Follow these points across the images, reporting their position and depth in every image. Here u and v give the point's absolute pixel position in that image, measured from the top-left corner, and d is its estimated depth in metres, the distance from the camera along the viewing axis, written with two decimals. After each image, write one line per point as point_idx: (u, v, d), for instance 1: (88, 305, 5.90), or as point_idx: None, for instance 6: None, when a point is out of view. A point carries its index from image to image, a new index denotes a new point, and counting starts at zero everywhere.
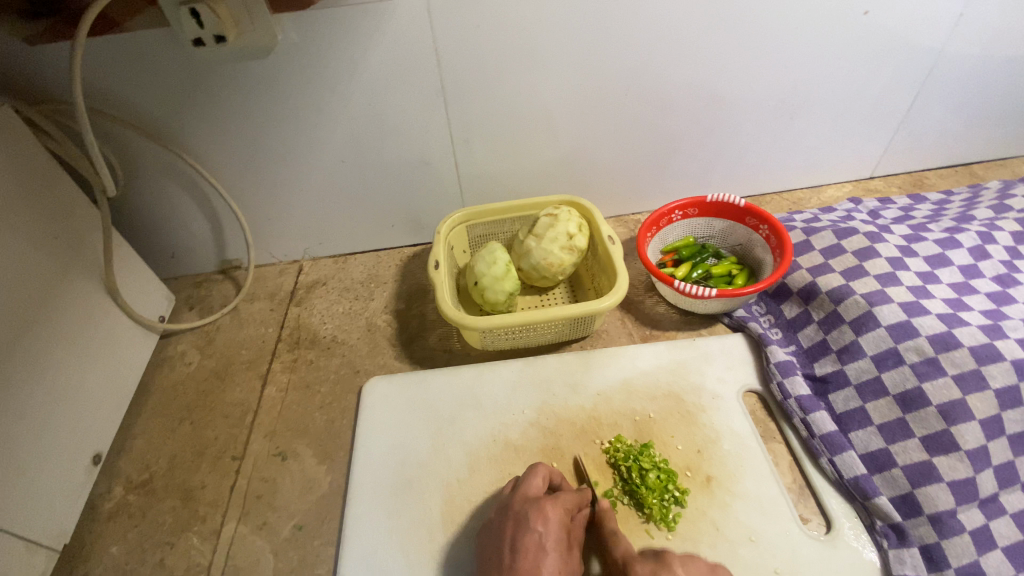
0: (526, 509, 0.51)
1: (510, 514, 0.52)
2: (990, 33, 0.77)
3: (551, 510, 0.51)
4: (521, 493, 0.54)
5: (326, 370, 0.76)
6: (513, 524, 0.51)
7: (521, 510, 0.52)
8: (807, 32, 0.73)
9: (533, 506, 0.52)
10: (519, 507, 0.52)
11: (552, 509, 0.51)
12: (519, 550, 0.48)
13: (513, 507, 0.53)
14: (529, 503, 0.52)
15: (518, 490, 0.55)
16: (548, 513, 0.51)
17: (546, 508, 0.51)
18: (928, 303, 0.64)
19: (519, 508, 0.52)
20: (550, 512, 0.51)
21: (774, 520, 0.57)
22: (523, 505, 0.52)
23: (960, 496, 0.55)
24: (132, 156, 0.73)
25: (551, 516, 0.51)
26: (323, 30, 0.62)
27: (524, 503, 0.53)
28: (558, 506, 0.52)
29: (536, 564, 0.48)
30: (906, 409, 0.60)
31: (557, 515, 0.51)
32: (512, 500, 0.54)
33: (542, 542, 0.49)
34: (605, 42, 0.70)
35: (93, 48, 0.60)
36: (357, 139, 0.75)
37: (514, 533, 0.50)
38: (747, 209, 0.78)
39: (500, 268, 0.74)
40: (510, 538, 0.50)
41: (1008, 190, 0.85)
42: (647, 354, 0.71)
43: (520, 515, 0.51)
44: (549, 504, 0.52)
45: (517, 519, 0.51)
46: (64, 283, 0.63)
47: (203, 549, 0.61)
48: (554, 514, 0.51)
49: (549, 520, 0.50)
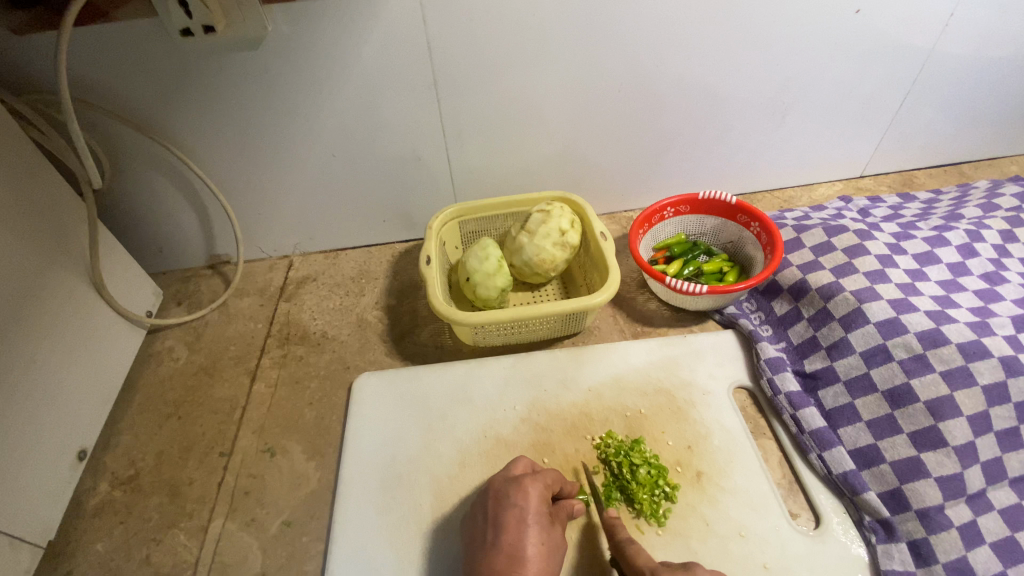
0: (506, 487, 0.52)
1: (492, 493, 0.53)
2: (979, 33, 0.78)
3: (531, 485, 0.52)
4: (502, 474, 0.55)
5: (317, 366, 0.75)
6: (494, 502, 0.52)
7: (501, 489, 0.52)
8: (798, 32, 0.73)
9: (513, 484, 0.52)
10: (500, 486, 0.53)
11: (532, 484, 0.52)
12: (502, 526, 0.50)
13: (494, 486, 0.54)
14: (509, 482, 0.53)
15: (499, 473, 0.55)
16: (528, 489, 0.52)
17: (526, 484, 0.52)
18: (917, 300, 0.65)
19: (500, 487, 0.53)
20: (530, 487, 0.52)
21: (764, 516, 0.57)
22: (503, 484, 0.53)
23: (947, 491, 0.55)
24: (120, 149, 0.72)
25: (531, 491, 0.52)
26: (314, 22, 0.62)
27: (504, 482, 0.53)
28: (538, 481, 0.53)
29: (519, 538, 0.49)
30: (895, 406, 0.60)
31: (536, 489, 0.52)
32: (494, 481, 0.54)
33: (524, 516, 0.50)
34: (598, 38, 0.69)
35: (80, 37, 0.59)
36: (348, 134, 0.75)
37: (496, 511, 0.51)
38: (739, 207, 0.78)
39: (492, 264, 0.74)
40: (493, 515, 0.51)
41: (996, 190, 0.86)
42: (638, 350, 0.71)
43: (500, 494, 0.52)
44: (528, 480, 0.53)
45: (498, 497, 0.52)
46: (49, 277, 0.62)
47: (190, 545, 0.60)
48: (533, 489, 0.52)
49: (529, 495, 0.51)
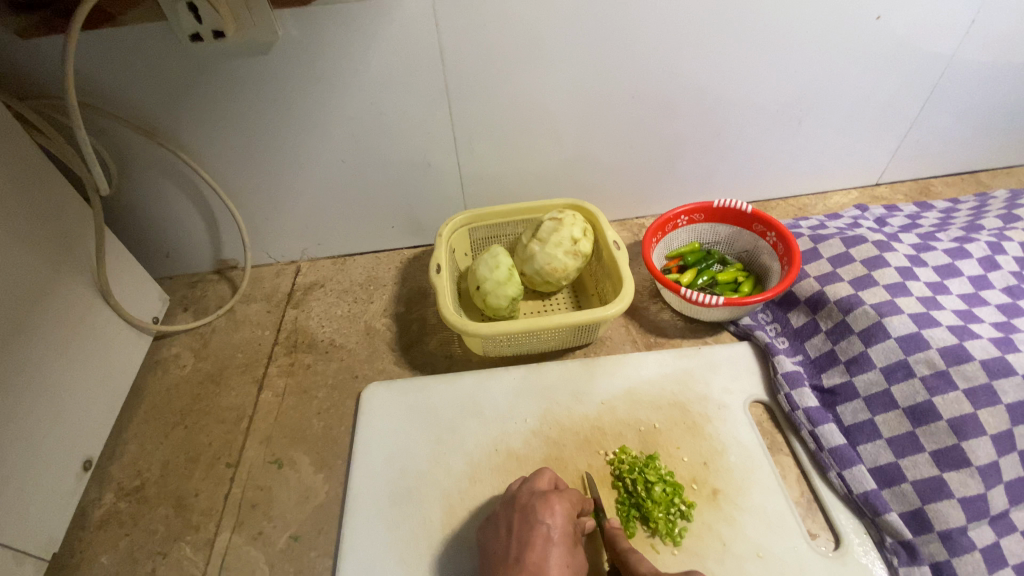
0: (533, 502, 0.51)
1: (518, 507, 0.52)
2: (1002, 40, 0.76)
3: (558, 503, 0.51)
4: (528, 487, 0.54)
5: (324, 374, 0.74)
6: (520, 516, 0.51)
7: (528, 503, 0.52)
8: (816, 37, 0.72)
9: (540, 500, 0.52)
10: (526, 500, 0.52)
11: (559, 501, 0.51)
12: (528, 542, 0.48)
13: (520, 500, 0.53)
14: (536, 496, 0.52)
15: (524, 487, 0.55)
16: (556, 506, 0.51)
17: (553, 501, 0.51)
18: (939, 314, 0.63)
19: (526, 502, 0.52)
20: (558, 505, 0.51)
21: (783, 536, 0.56)
22: (530, 499, 0.52)
23: (971, 513, 0.54)
24: (127, 153, 0.71)
25: (558, 508, 0.51)
26: (325, 27, 0.61)
27: (531, 497, 0.53)
28: (565, 500, 0.52)
29: (544, 556, 0.47)
30: (916, 423, 0.59)
31: (564, 507, 0.51)
32: (519, 494, 0.54)
33: (549, 534, 0.49)
34: (613, 44, 0.68)
35: (88, 42, 0.58)
36: (358, 140, 0.74)
37: (522, 526, 0.50)
38: (755, 216, 0.77)
39: (503, 273, 0.72)
40: (518, 530, 0.50)
41: (1016, 199, 0.84)
42: (652, 362, 0.70)
43: (527, 509, 0.51)
44: (556, 497, 0.52)
45: (525, 512, 0.51)
46: (54, 284, 0.61)
47: (197, 559, 0.59)
48: (561, 507, 0.51)
49: (556, 513, 0.50)
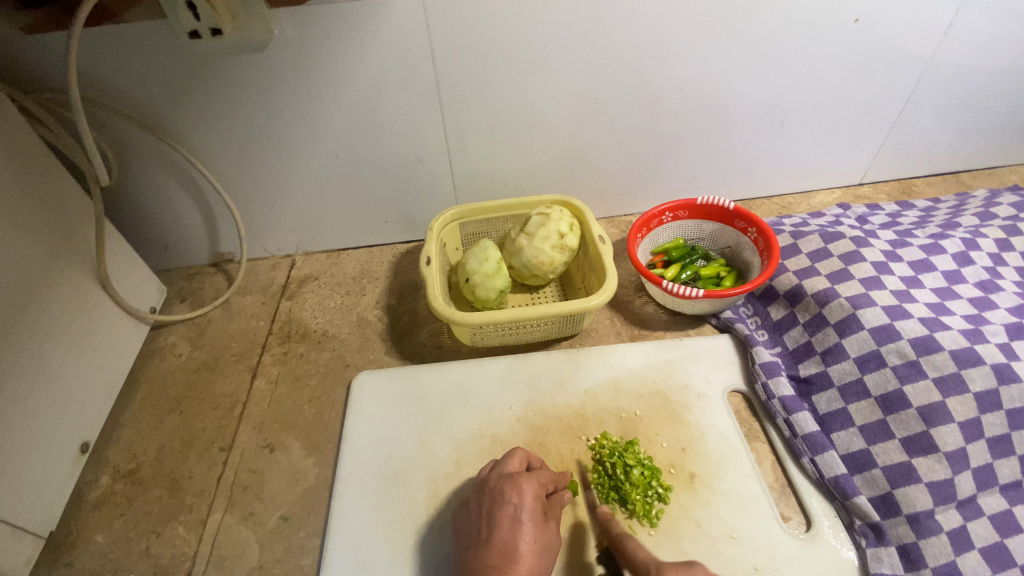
0: (502, 484, 0.53)
1: (487, 490, 0.54)
2: (978, 43, 0.78)
3: (525, 483, 0.53)
4: (497, 470, 0.56)
5: (317, 363, 0.76)
6: (489, 498, 0.53)
7: (496, 486, 0.54)
8: (796, 39, 0.74)
9: (508, 481, 0.53)
10: (496, 483, 0.54)
11: (527, 482, 0.53)
12: (496, 523, 0.51)
13: (489, 482, 0.55)
14: (504, 478, 0.54)
15: (495, 468, 0.56)
16: (524, 487, 0.53)
17: (521, 482, 0.53)
18: (912, 307, 0.66)
19: (495, 484, 0.54)
20: (525, 485, 0.53)
21: (756, 519, 0.58)
22: (498, 481, 0.54)
23: (938, 497, 0.56)
24: (126, 147, 0.73)
25: (526, 488, 0.53)
26: (319, 25, 0.63)
27: (500, 479, 0.54)
28: (533, 479, 0.54)
29: (513, 535, 0.50)
30: (887, 411, 0.61)
31: (531, 487, 0.53)
32: (490, 477, 0.56)
33: (517, 513, 0.51)
34: (599, 44, 0.71)
35: (90, 38, 0.61)
36: (352, 135, 0.76)
37: (491, 508, 0.52)
38: (737, 212, 0.79)
39: (491, 265, 0.75)
40: (488, 512, 0.52)
41: (993, 199, 0.87)
42: (634, 353, 0.72)
43: (495, 490, 0.53)
44: (524, 478, 0.54)
45: (494, 494, 0.53)
46: (54, 272, 0.63)
47: (189, 538, 0.61)
48: (528, 487, 0.53)
49: (524, 493, 0.52)
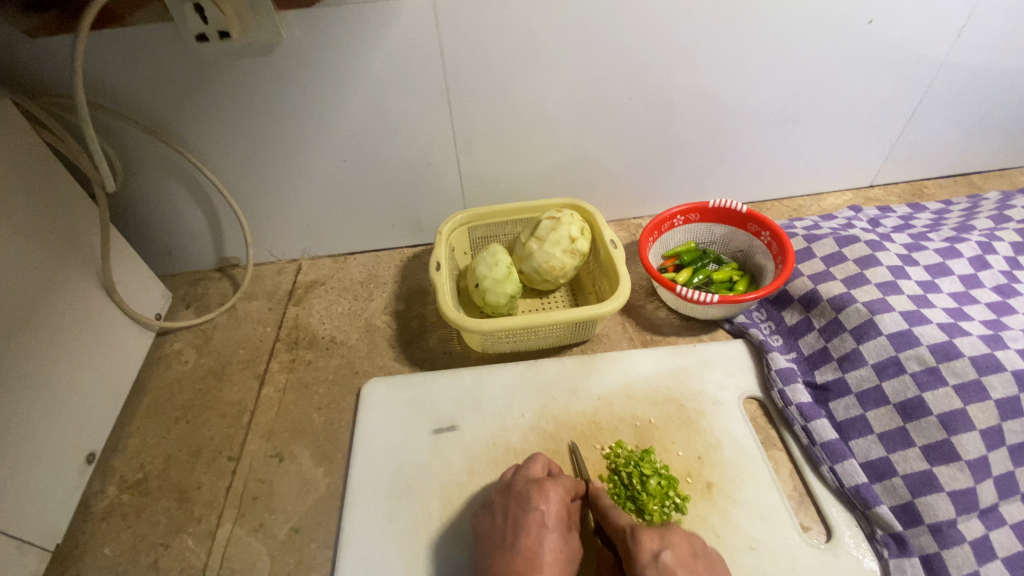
0: (529, 489, 0.53)
1: (513, 494, 0.53)
2: (992, 44, 0.78)
3: (553, 490, 0.53)
4: (523, 474, 0.55)
5: (325, 370, 0.75)
6: (516, 502, 0.52)
7: (523, 490, 0.53)
8: (809, 41, 0.73)
9: (535, 487, 0.53)
10: (522, 487, 0.54)
11: (554, 489, 0.53)
12: (523, 529, 0.50)
13: (515, 486, 0.54)
14: (531, 484, 0.53)
15: (520, 472, 0.56)
16: (551, 494, 0.52)
17: (548, 488, 0.52)
18: (929, 312, 0.65)
19: (522, 488, 0.53)
20: (552, 492, 0.52)
21: (775, 529, 0.57)
22: (525, 485, 0.53)
23: (960, 506, 0.55)
24: (131, 151, 0.72)
25: (553, 495, 0.52)
26: (328, 28, 0.62)
27: (526, 483, 0.54)
28: (559, 486, 0.53)
29: (539, 542, 0.49)
30: (906, 418, 0.60)
31: (558, 494, 0.52)
32: (515, 480, 0.55)
33: (544, 520, 0.50)
34: (610, 46, 0.70)
35: (96, 41, 0.60)
36: (360, 139, 0.75)
37: (517, 512, 0.52)
38: (749, 216, 0.78)
39: (502, 271, 0.74)
40: (513, 516, 0.52)
41: (1007, 201, 0.86)
42: (647, 359, 0.71)
43: (522, 495, 0.53)
44: (551, 484, 0.53)
45: (520, 499, 0.52)
46: (60, 280, 0.62)
47: (198, 550, 0.60)
48: (555, 493, 0.52)
49: (551, 500, 0.52)
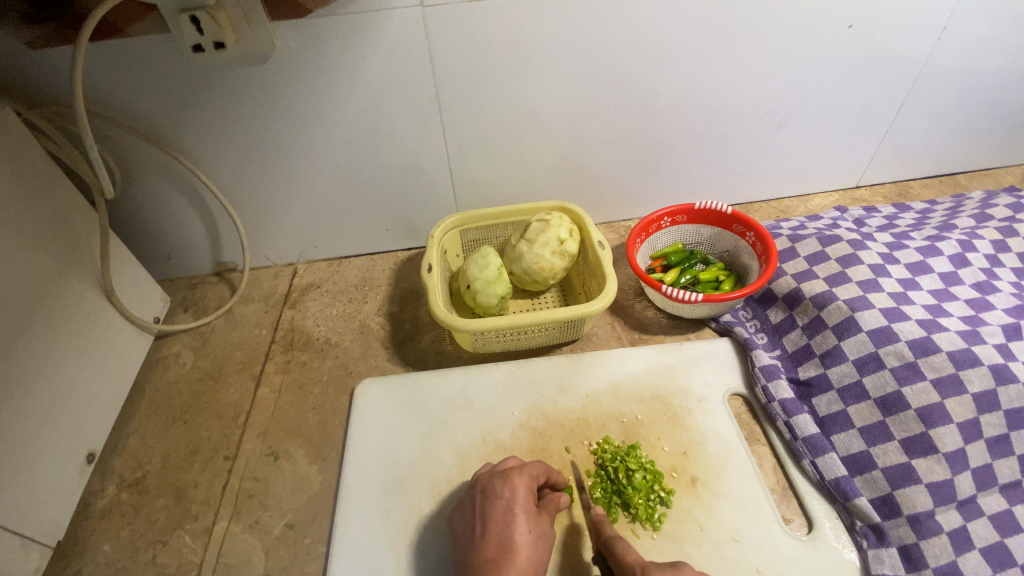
0: (494, 480, 0.54)
1: (481, 488, 0.55)
2: (971, 47, 0.79)
3: (516, 476, 0.54)
4: (490, 468, 0.57)
5: (320, 371, 0.77)
6: (483, 495, 0.54)
7: (489, 482, 0.55)
8: (791, 45, 0.75)
9: (500, 477, 0.54)
10: (488, 480, 0.55)
11: (518, 475, 0.54)
12: (490, 518, 0.52)
13: (482, 480, 0.56)
14: (496, 474, 0.55)
15: (489, 467, 0.58)
16: (515, 480, 0.54)
17: (512, 475, 0.54)
18: (909, 309, 0.66)
19: (488, 480, 0.55)
20: (516, 478, 0.54)
21: (758, 521, 0.58)
22: (491, 478, 0.55)
23: (938, 498, 0.56)
24: (130, 159, 0.74)
25: (518, 481, 0.54)
26: (321, 37, 0.64)
27: (492, 475, 0.55)
28: (524, 472, 0.55)
29: (506, 528, 0.50)
30: (886, 413, 0.61)
31: (523, 480, 0.54)
32: (482, 475, 0.57)
33: (510, 506, 0.52)
34: (596, 52, 0.71)
35: (95, 52, 0.62)
36: (354, 145, 0.77)
37: (485, 504, 0.53)
38: (735, 216, 0.80)
39: (492, 272, 0.75)
40: (482, 508, 0.53)
41: (989, 201, 0.87)
42: (635, 358, 0.73)
43: (488, 487, 0.54)
44: (515, 471, 0.55)
45: (486, 491, 0.54)
46: (60, 284, 0.64)
47: (195, 547, 0.61)
48: (519, 480, 0.54)
49: (516, 487, 0.53)
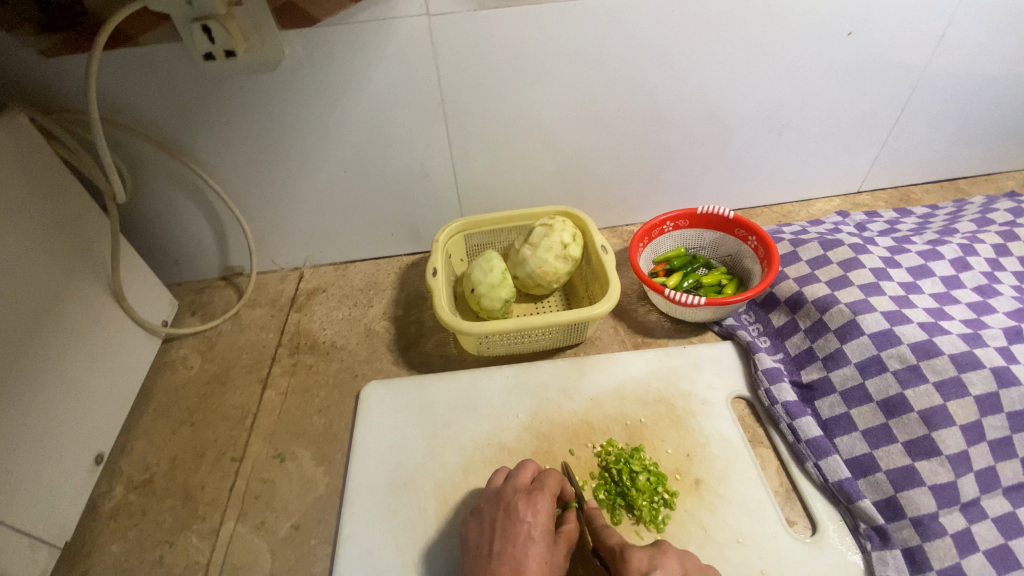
0: (517, 500, 0.53)
1: (502, 504, 0.54)
2: (970, 53, 0.80)
3: (541, 501, 0.53)
4: (512, 485, 0.56)
5: (325, 374, 0.77)
6: (504, 513, 0.53)
7: (512, 500, 0.53)
8: (790, 51, 0.76)
9: (524, 498, 0.54)
10: (510, 497, 0.54)
11: (543, 501, 0.53)
12: (509, 538, 0.50)
13: (505, 497, 0.54)
14: (520, 495, 0.54)
15: (509, 484, 0.56)
16: (540, 506, 0.53)
17: (538, 501, 0.53)
18: (911, 312, 0.67)
19: (511, 498, 0.54)
20: (541, 504, 0.53)
21: (762, 523, 0.59)
22: (514, 497, 0.54)
23: (942, 499, 0.57)
24: (140, 165, 0.75)
25: (542, 509, 0.53)
26: (329, 45, 0.65)
27: (515, 495, 0.54)
28: (548, 499, 0.54)
29: (525, 551, 0.49)
30: (889, 415, 0.62)
31: (547, 507, 0.53)
32: (504, 489, 0.56)
33: (531, 532, 0.51)
34: (599, 60, 0.73)
35: (108, 60, 0.63)
36: (359, 151, 0.78)
37: (505, 522, 0.52)
38: (737, 221, 0.81)
39: (496, 276, 0.76)
40: (500, 526, 0.52)
41: (991, 205, 0.88)
42: (638, 361, 0.73)
43: (510, 505, 0.53)
44: (540, 497, 0.54)
45: (508, 510, 0.53)
46: (71, 288, 0.65)
47: (202, 548, 0.62)
48: (544, 506, 0.53)
49: (540, 513, 0.52)
